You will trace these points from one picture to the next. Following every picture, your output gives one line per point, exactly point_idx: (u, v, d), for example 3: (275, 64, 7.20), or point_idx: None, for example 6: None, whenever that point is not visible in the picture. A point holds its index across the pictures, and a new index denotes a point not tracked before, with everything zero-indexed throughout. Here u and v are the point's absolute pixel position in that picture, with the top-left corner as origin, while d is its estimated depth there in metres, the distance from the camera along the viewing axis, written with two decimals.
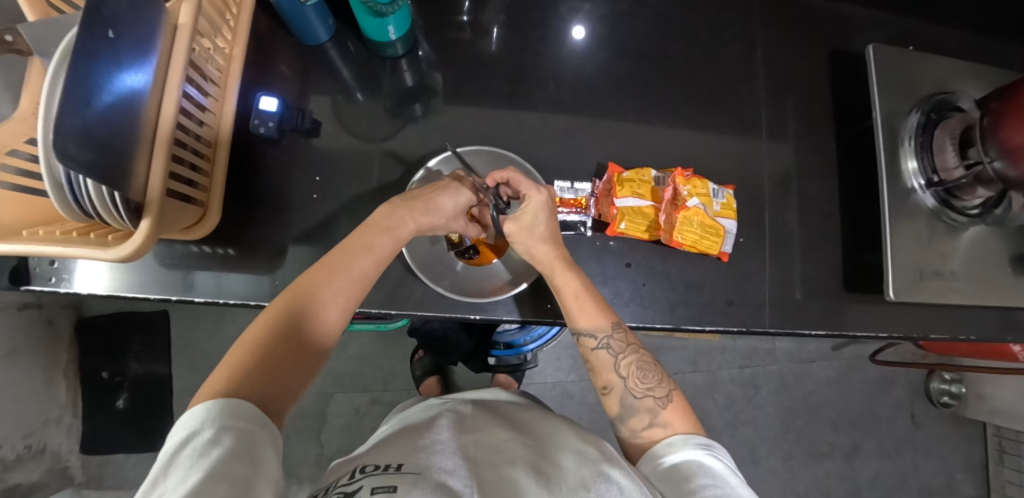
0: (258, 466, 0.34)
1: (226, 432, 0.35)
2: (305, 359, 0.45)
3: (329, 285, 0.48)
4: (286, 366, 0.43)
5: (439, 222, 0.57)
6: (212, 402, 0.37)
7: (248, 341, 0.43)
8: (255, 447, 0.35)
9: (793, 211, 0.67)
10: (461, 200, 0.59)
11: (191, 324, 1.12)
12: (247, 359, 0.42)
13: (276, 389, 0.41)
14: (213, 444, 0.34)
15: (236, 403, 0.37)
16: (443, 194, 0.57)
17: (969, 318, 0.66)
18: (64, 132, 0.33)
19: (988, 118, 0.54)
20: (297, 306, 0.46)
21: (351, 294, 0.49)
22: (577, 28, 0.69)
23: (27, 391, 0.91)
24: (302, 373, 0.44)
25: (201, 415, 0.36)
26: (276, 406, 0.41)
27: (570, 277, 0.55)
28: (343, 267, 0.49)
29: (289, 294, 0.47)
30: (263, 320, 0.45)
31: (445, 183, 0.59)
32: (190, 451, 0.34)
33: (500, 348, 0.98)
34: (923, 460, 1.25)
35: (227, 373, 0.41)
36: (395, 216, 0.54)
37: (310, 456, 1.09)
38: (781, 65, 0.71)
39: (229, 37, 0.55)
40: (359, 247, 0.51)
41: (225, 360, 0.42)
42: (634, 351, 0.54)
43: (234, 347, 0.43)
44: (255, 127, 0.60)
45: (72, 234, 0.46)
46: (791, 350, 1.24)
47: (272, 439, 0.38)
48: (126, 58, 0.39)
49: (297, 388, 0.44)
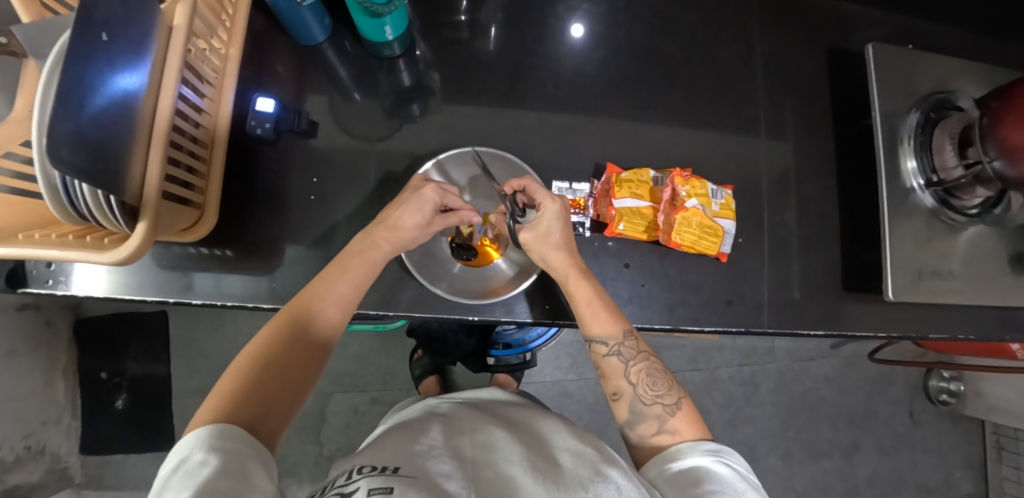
0: (249, 481, 0.34)
1: (214, 453, 0.35)
2: (293, 384, 0.45)
3: (312, 311, 0.48)
4: (273, 394, 0.43)
5: (411, 236, 0.55)
6: (200, 430, 0.38)
7: (232, 375, 0.44)
8: (245, 465, 0.35)
9: (791, 210, 0.67)
10: (425, 208, 0.55)
11: (189, 324, 1.12)
12: (234, 388, 0.42)
13: (264, 414, 0.42)
14: (201, 465, 0.34)
15: (224, 427, 0.38)
16: (405, 209, 0.54)
17: (967, 318, 0.66)
18: (55, 133, 0.33)
19: (988, 117, 0.54)
20: (282, 333, 0.47)
21: (334, 319, 0.50)
22: (575, 27, 0.68)
23: (26, 392, 0.91)
24: (291, 399, 0.45)
25: (191, 441, 0.36)
26: (265, 431, 0.41)
27: (582, 285, 0.55)
28: (324, 291, 0.49)
29: (275, 321, 0.48)
30: (250, 349, 0.46)
31: (404, 195, 0.55)
32: (180, 474, 0.34)
33: (499, 349, 0.97)
34: (922, 458, 1.26)
35: (215, 402, 0.41)
36: (365, 240, 0.53)
37: (309, 456, 1.09)
38: (780, 64, 0.71)
39: (225, 38, 0.55)
40: (337, 270, 0.51)
41: (213, 391, 0.43)
42: (645, 358, 0.54)
43: (222, 378, 0.44)
44: (251, 128, 0.59)
45: (68, 237, 0.45)
46: (790, 348, 1.25)
47: (261, 456, 0.38)
48: (121, 61, 0.38)
49: (286, 414, 0.44)
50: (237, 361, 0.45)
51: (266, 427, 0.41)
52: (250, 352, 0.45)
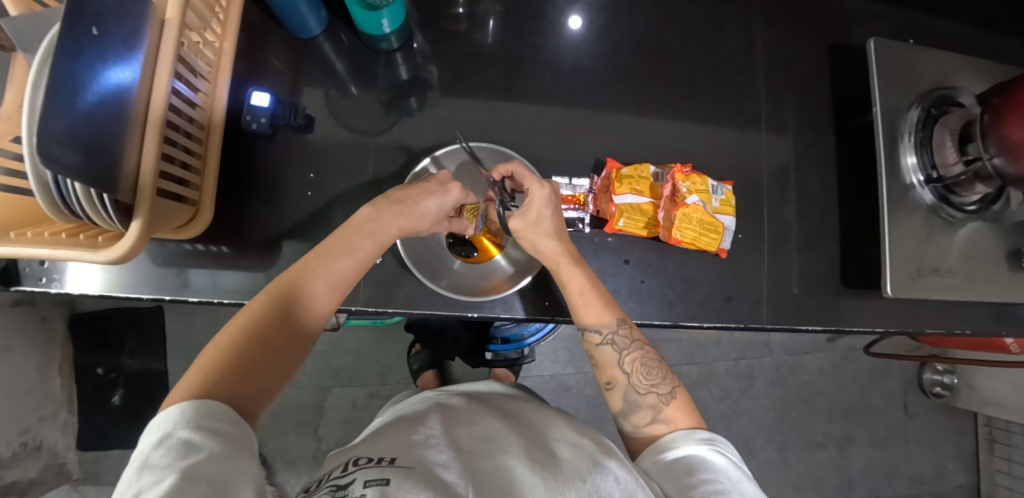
0: (240, 465, 0.33)
1: (200, 433, 0.34)
2: (285, 361, 0.44)
3: (311, 289, 0.46)
4: (263, 370, 0.42)
5: (419, 224, 0.54)
6: (186, 403, 0.36)
7: (218, 346, 0.42)
8: (232, 446, 0.35)
9: (792, 205, 0.67)
10: (448, 200, 0.56)
11: (185, 319, 1.11)
12: (221, 359, 0.40)
13: (254, 393, 0.40)
14: (185, 444, 0.33)
15: (213, 403, 0.36)
16: (428, 197, 0.54)
17: (963, 314, 0.67)
18: (48, 131, 0.32)
19: (989, 114, 0.53)
20: (278, 309, 0.45)
21: (330, 299, 0.48)
22: (574, 19, 0.68)
23: (21, 389, 0.91)
24: (282, 375, 0.43)
25: (174, 416, 0.35)
26: (251, 409, 0.40)
27: (576, 272, 0.55)
28: (328, 266, 0.47)
29: (268, 294, 0.45)
30: (239, 319, 0.43)
31: (429, 185, 0.56)
32: (163, 453, 0.33)
33: (497, 343, 0.97)
34: (915, 450, 1.27)
35: (199, 372, 0.39)
36: (377, 219, 0.51)
37: (308, 450, 1.10)
38: (781, 58, 0.70)
39: (219, 31, 0.53)
40: (343, 247, 0.49)
41: (199, 359, 0.41)
42: (639, 347, 0.54)
43: (209, 347, 0.42)
44: (246, 122, 0.58)
45: (62, 235, 0.45)
46: (786, 342, 1.26)
47: (247, 438, 0.37)
48: (112, 54, 0.37)
49: (272, 393, 0.43)
50: (226, 329, 0.43)
51: (252, 401, 0.40)
52: (242, 324, 0.43)
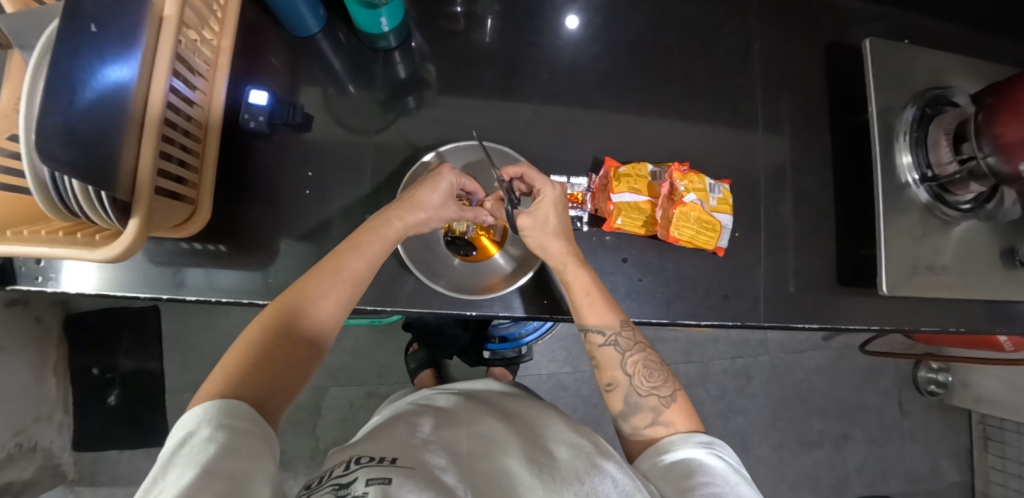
0: (258, 463, 0.33)
1: (222, 430, 0.34)
2: (302, 358, 0.44)
3: (323, 287, 0.47)
4: (282, 369, 0.42)
5: (425, 216, 0.54)
6: (210, 402, 0.36)
7: (239, 346, 0.43)
8: (252, 443, 0.34)
9: (788, 204, 0.68)
10: (445, 190, 0.54)
11: (181, 319, 1.11)
12: (241, 358, 0.41)
13: (273, 390, 0.41)
14: (208, 442, 0.33)
15: (233, 403, 0.37)
16: (428, 189, 0.53)
17: (959, 312, 0.67)
18: (44, 128, 0.32)
19: (983, 113, 0.54)
20: (291, 308, 0.45)
21: (343, 296, 0.48)
22: (571, 18, 0.68)
23: (17, 390, 0.90)
24: (301, 372, 0.44)
25: (198, 415, 0.35)
26: (272, 408, 0.40)
27: (581, 272, 0.55)
28: (338, 264, 0.48)
29: (283, 297, 0.46)
30: (257, 322, 0.44)
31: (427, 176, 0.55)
32: (186, 450, 0.33)
33: (494, 342, 0.96)
34: (910, 448, 1.28)
35: (221, 372, 0.40)
36: (381, 216, 0.52)
37: (306, 450, 1.09)
38: (777, 57, 0.71)
39: (217, 29, 0.53)
40: (351, 245, 0.49)
41: (220, 362, 0.42)
42: (640, 350, 0.54)
43: (231, 348, 0.43)
44: (244, 121, 0.58)
45: (58, 234, 0.44)
46: (782, 341, 1.26)
47: (266, 437, 0.36)
48: (110, 52, 0.37)
49: (294, 391, 0.43)
50: (246, 330, 0.44)
51: (273, 400, 0.40)
52: (261, 325, 0.44)
